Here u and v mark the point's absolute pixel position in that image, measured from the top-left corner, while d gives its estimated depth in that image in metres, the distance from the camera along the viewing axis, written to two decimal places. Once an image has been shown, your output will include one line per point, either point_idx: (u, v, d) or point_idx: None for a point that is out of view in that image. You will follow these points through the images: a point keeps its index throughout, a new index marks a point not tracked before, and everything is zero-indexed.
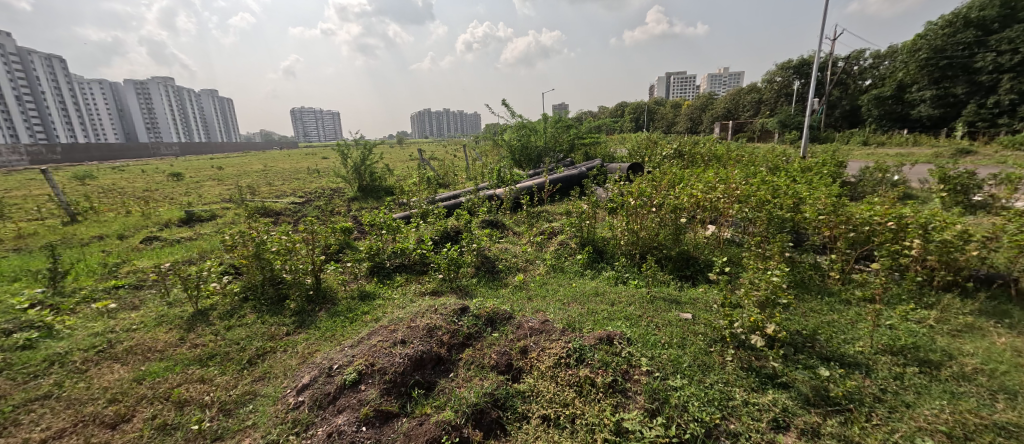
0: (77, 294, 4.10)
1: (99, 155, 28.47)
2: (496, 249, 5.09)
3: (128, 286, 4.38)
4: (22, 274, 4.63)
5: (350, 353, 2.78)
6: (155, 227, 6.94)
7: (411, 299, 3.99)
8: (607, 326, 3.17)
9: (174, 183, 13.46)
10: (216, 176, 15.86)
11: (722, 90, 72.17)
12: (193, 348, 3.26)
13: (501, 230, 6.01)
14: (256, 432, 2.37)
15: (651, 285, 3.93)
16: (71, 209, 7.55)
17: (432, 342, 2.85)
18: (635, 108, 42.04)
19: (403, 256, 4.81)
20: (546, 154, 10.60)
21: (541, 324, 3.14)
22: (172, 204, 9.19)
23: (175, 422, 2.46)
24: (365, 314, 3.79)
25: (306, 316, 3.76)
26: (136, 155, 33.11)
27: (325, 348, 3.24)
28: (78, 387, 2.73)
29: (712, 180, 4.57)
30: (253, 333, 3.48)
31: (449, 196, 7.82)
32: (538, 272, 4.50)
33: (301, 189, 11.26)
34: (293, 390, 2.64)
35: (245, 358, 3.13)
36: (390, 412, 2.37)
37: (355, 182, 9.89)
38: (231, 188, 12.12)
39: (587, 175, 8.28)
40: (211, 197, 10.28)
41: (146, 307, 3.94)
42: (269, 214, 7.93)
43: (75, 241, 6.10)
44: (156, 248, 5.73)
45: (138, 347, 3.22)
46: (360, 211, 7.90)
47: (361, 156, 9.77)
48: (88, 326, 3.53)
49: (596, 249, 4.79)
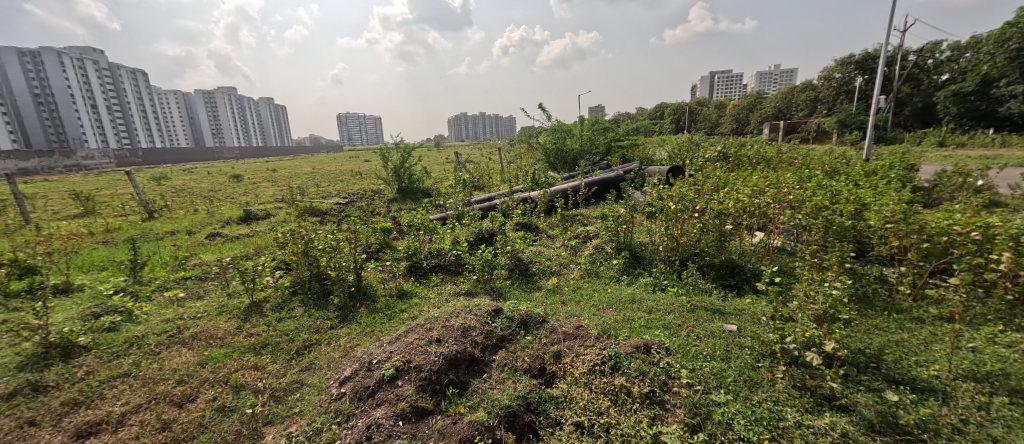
0: (153, 283, 4.55)
1: (173, 158, 31.40)
2: (530, 252, 5.07)
3: (195, 278, 4.79)
4: (109, 264, 5.20)
5: (388, 349, 2.87)
6: (217, 224, 7.55)
7: (446, 299, 4.06)
8: (644, 334, 3.07)
9: (234, 184, 14.62)
10: (270, 177, 17.06)
11: (772, 89, 68.12)
12: (249, 337, 3.50)
13: (535, 233, 6.00)
14: (303, 419, 2.50)
15: (692, 293, 3.76)
16: (149, 207, 8.42)
17: (466, 342, 2.88)
18: (675, 109, 40.57)
19: (439, 256, 4.91)
20: (582, 157, 10.46)
21: (575, 329, 3.09)
22: (232, 203, 9.99)
23: (232, 404, 2.65)
24: (403, 312, 3.90)
25: (348, 312, 3.94)
26: (204, 158, 36.23)
27: (365, 343, 3.37)
28: (151, 368, 3.02)
29: (761, 184, 4.28)
30: (300, 326, 3.69)
31: (483, 198, 7.91)
32: (572, 276, 4.44)
33: (345, 190, 11.86)
34: (335, 382, 2.76)
35: (293, 348, 3.32)
36: (425, 409, 2.42)
37: (395, 184, 10.25)
38: (283, 189, 12.94)
39: (623, 178, 8.09)
40: (265, 198, 11.05)
41: (209, 297, 4.29)
42: (316, 214, 8.40)
43: (150, 235, 6.76)
44: (218, 243, 6.23)
45: (202, 334, 3.51)
46: (399, 213, 8.18)
47: (400, 159, 10.12)
48: (162, 312, 3.90)
49: (633, 254, 4.65)
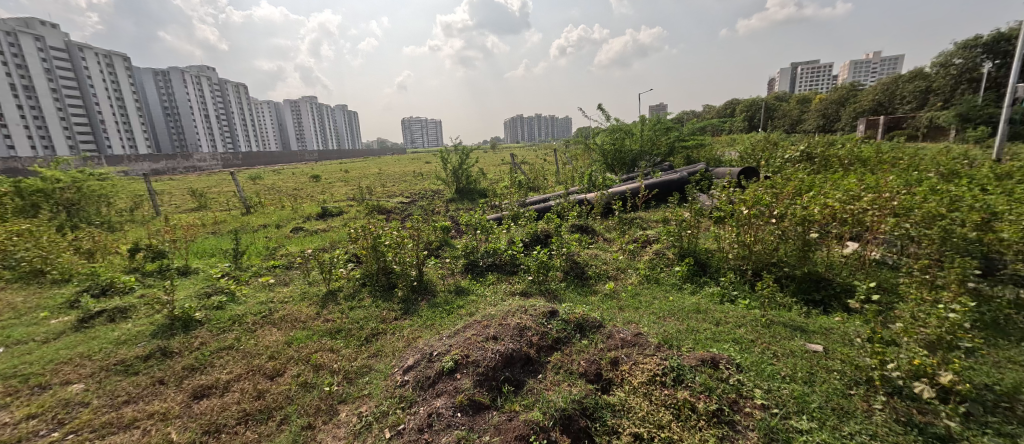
0: (250, 269, 5.20)
1: (266, 160, 35.57)
2: (585, 254, 4.97)
3: (282, 266, 5.38)
4: (216, 251, 6.04)
5: (448, 343, 2.99)
6: (300, 219, 8.41)
7: (501, 298, 4.13)
8: (711, 347, 2.87)
9: (314, 183, 16.18)
10: (343, 177, 18.63)
11: (870, 79, 59.93)
12: (326, 322, 3.86)
13: (591, 236, 5.87)
14: (372, 401, 2.70)
15: (767, 307, 3.44)
16: (247, 203, 9.63)
17: (522, 341, 2.91)
18: (749, 105, 37.33)
19: (494, 256, 5.00)
20: (642, 158, 10.03)
21: (634, 336, 2.99)
22: (312, 201, 11.06)
23: (313, 381, 2.94)
24: (460, 308, 4.05)
25: (410, 305, 4.17)
26: (290, 160, 40.52)
27: (426, 336, 3.55)
28: (249, 343, 3.44)
29: (855, 188, 3.80)
30: (369, 315, 3.98)
31: (539, 199, 7.93)
32: (629, 281, 4.28)
33: (408, 190, 12.58)
34: (399, 370, 2.94)
35: (363, 336, 3.59)
36: (482, 403, 2.48)
37: (453, 185, 10.64)
38: (353, 188, 14.03)
39: (688, 180, 7.63)
40: (340, 196, 12.09)
41: (293, 283, 4.80)
42: (382, 212, 9.02)
43: (245, 228, 7.72)
44: (301, 236, 6.95)
45: (288, 317, 3.93)
46: (456, 212, 8.50)
47: (459, 161, 10.50)
48: (257, 295, 4.44)
49: (698, 261, 4.37)
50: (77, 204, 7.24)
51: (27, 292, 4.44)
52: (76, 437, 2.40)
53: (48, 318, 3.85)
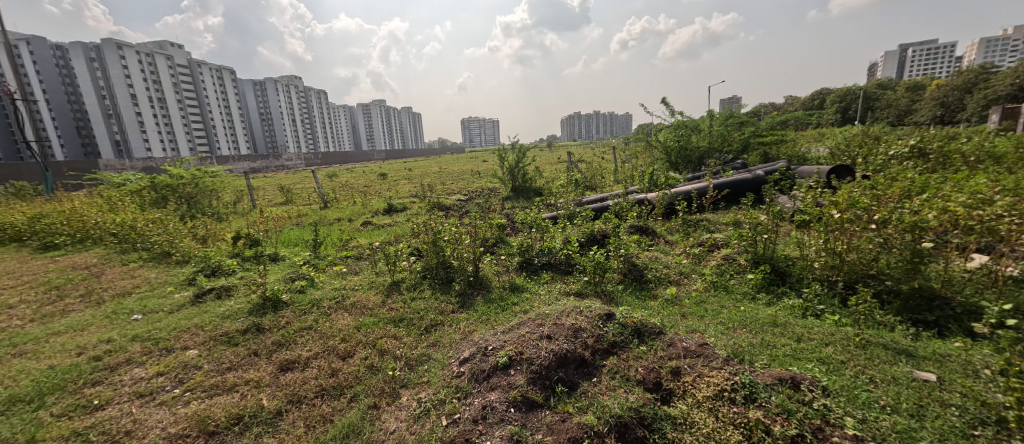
0: (326, 259, 5.70)
1: (340, 159, 38.78)
2: (645, 256, 4.75)
3: (353, 257, 5.83)
4: (299, 241, 6.72)
5: (503, 338, 3.03)
6: (369, 214, 9.04)
7: (556, 297, 4.09)
8: (789, 366, 2.60)
9: (381, 181, 17.30)
10: (408, 176, 19.68)
11: (1008, 60, 49.91)
12: (390, 310, 4.11)
13: (651, 237, 5.58)
14: (430, 388, 2.82)
15: (861, 325, 3.02)
16: (325, 199, 10.58)
17: (576, 342, 2.86)
18: (842, 95, 33.03)
19: (550, 255, 4.95)
20: (711, 155, 9.32)
21: (698, 346, 2.80)
22: (379, 197, 11.84)
23: (378, 365, 3.15)
24: (515, 305, 4.08)
25: (467, 299, 4.29)
26: (362, 160, 43.73)
27: (481, 330, 3.62)
28: (325, 325, 3.78)
29: (985, 190, 3.18)
30: (429, 306, 4.17)
31: (596, 198, 7.72)
32: (693, 287, 4.01)
33: (467, 188, 12.96)
34: (456, 361, 3.04)
35: (423, 325, 3.76)
36: (535, 401, 2.48)
37: (510, 183, 10.76)
38: (416, 186, 14.77)
39: (765, 180, 6.95)
40: (404, 193, 12.80)
41: (362, 273, 5.18)
42: (442, 209, 9.39)
43: (322, 221, 8.47)
44: (370, 230, 7.47)
45: (357, 304, 4.24)
46: (512, 210, 8.58)
47: (516, 159, 10.58)
48: (332, 282, 4.86)
49: (775, 269, 3.97)
50: (194, 196, 8.48)
51: (157, 270, 5.30)
52: (191, 394, 2.81)
53: (173, 292, 4.55)
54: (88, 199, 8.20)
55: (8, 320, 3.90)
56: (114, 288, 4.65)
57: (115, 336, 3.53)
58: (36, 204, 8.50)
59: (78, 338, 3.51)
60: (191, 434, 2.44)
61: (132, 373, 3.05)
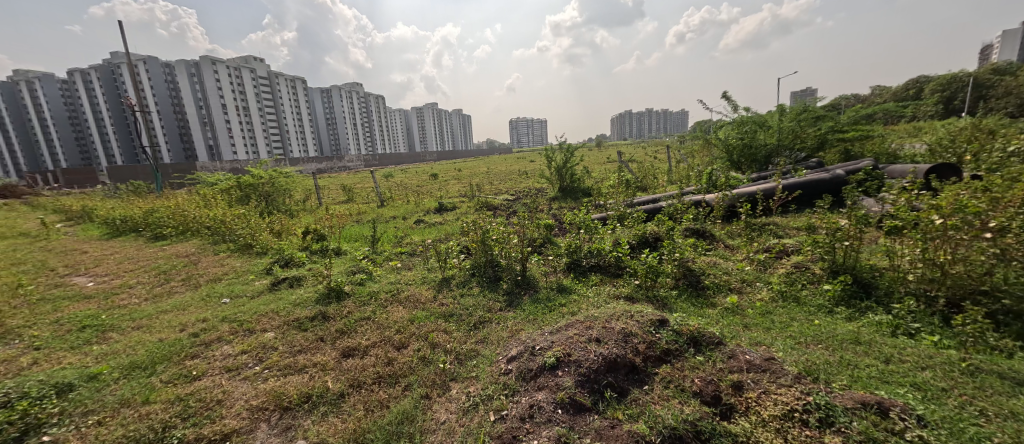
0: (382, 254, 6.03)
1: (395, 161, 40.87)
2: (702, 260, 4.48)
3: (406, 252, 6.10)
4: (359, 237, 7.17)
5: (550, 339, 3.01)
6: (421, 213, 9.42)
7: (605, 300, 3.98)
8: (875, 389, 2.32)
9: (433, 181, 17.94)
10: (458, 176, 20.23)
11: None
12: (441, 305, 4.26)
13: (709, 241, 5.25)
14: (479, 383, 2.88)
15: (968, 349, 2.62)
16: (381, 198, 11.20)
17: (627, 347, 2.77)
18: (944, 84, 28.81)
19: (598, 257, 4.84)
20: (779, 154, 8.57)
21: (764, 360, 2.60)
22: (431, 196, 12.30)
23: (430, 357, 3.27)
24: (563, 306, 4.04)
25: (514, 298, 4.32)
26: (415, 161, 45.72)
27: (528, 329, 3.63)
28: (382, 316, 4.00)
29: None
30: (477, 303, 4.25)
31: (648, 199, 7.42)
32: (758, 297, 3.72)
33: (514, 188, 13.06)
34: (504, 358, 3.07)
35: (471, 322, 3.85)
36: (583, 404, 2.44)
37: (558, 183, 10.67)
38: (465, 186, 15.15)
39: (845, 181, 6.26)
40: (454, 193, 13.18)
41: (415, 269, 5.41)
42: (491, 208, 9.54)
43: (379, 218, 8.97)
44: (422, 228, 7.79)
45: (411, 297, 4.45)
46: (560, 211, 8.51)
47: (564, 159, 10.47)
48: (388, 276, 5.13)
49: (857, 280, 3.57)
50: (271, 195, 9.39)
51: (241, 260, 5.94)
52: (269, 372, 3.11)
53: (254, 280, 5.08)
54: (188, 196, 9.40)
55: (129, 298, 4.58)
56: (208, 275, 5.28)
57: (209, 316, 4.01)
58: (149, 200, 9.90)
59: (180, 317, 4.04)
60: (268, 407, 2.70)
61: (222, 349, 3.44)
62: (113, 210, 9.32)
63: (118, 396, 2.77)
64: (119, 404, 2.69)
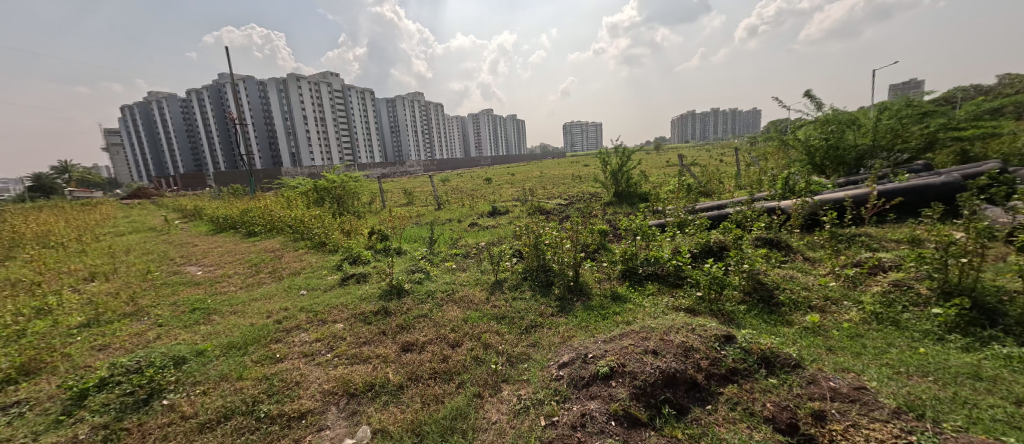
0: (439, 255, 6.28)
1: (451, 166, 42.64)
2: (776, 273, 4.09)
3: (461, 254, 6.30)
4: (418, 238, 7.55)
5: (604, 347, 2.94)
6: (476, 216, 9.69)
7: (663, 311, 3.79)
8: (1000, 435, 1.97)
9: (487, 185, 18.37)
10: (511, 180, 20.51)
11: None
12: (494, 307, 4.33)
13: (784, 252, 4.79)
14: (530, 387, 2.89)
15: None
16: (439, 201, 11.69)
17: (688, 362, 2.62)
18: None
19: (656, 265, 4.62)
20: (872, 156, 7.60)
21: (852, 389, 2.32)
22: (486, 200, 12.60)
23: (483, 357, 3.34)
24: (616, 315, 3.92)
25: (566, 304, 4.27)
26: (470, 165, 47.19)
27: (580, 336, 3.57)
28: (438, 315, 4.16)
29: None
30: (529, 307, 4.27)
31: (712, 206, 6.96)
32: (844, 317, 3.32)
33: (567, 192, 12.94)
34: (555, 364, 3.05)
35: (523, 325, 3.87)
36: (639, 419, 2.35)
37: (612, 188, 10.39)
38: (519, 190, 15.30)
39: (962, 187, 5.39)
40: (508, 197, 13.36)
41: (469, 270, 5.57)
42: (543, 212, 9.55)
43: (437, 221, 9.36)
44: (476, 231, 7.99)
45: (465, 298, 4.59)
46: (614, 216, 8.28)
47: (620, 163, 10.16)
48: (444, 276, 5.33)
49: (977, 305, 3.05)
50: (342, 197, 10.22)
51: (316, 256, 6.53)
52: (339, 360, 3.38)
53: (326, 274, 5.57)
54: (274, 198, 10.56)
55: (228, 286, 5.24)
56: (289, 268, 5.87)
57: (290, 306, 4.47)
58: (244, 201, 11.27)
59: (267, 305, 4.54)
60: (338, 392, 2.94)
61: (300, 336, 3.80)
62: (216, 209, 10.74)
63: (218, 370, 3.18)
64: (219, 378, 3.08)
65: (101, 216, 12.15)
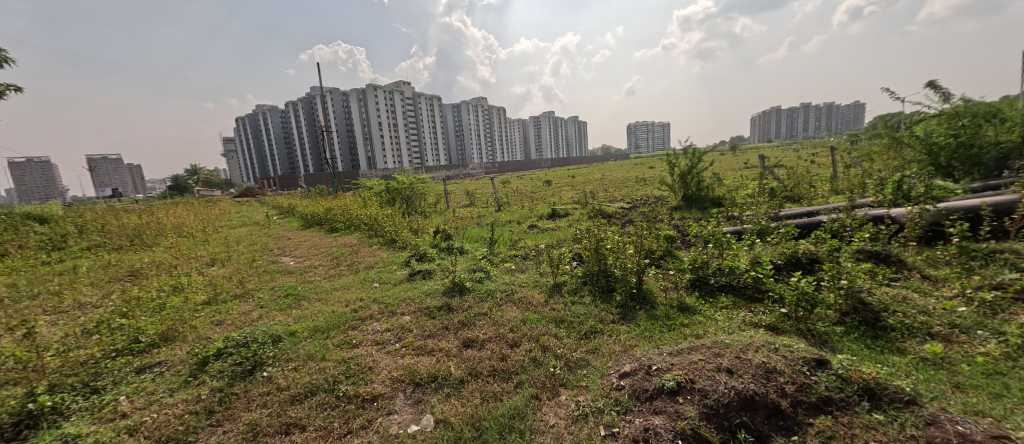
0: (499, 255, 6.40)
1: (511, 168, 43.44)
2: (882, 292, 3.55)
3: (520, 256, 6.36)
4: (479, 238, 7.77)
5: (670, 360, 2.77)
6: (535, 218, 9.73)
7: (739, 326, 3.47)
8: None
9: (547, 187, 18.36)
10: (572, 182, 20.27)
11: None
12: (553, 310, 4.30)
13: (893, 268, 4.14)
14: (589, 394, 2.82)
15: None
16: (499, 203, 11.92)
17: (769, 385, 2.38)
18: None
19: (731, 275, 4.26)
20: (1018, 156, 6.28)
21: (988, 438, 1.93)
22: (546, 202, 12.60)
23: (541, 359, 3.33)
24: (684, 327, 3.68)
25: (628, 312, 4.10)
26: (530, 167, 47.61)
27: (644, 347, 3.41)
28: (498, 314, 4.24)
29: None
30: (588, 312, 4.16)
31: (800, 212, 6.25)
32: (977, 349, 2.78)
33: (630, 196, 12.46)
34: (616, 373, 2.94)
35: (582, 330, 3.79)
36: (710, 441, 2.19)
37: (680, 191, 9.80)
38: (579, 193, 15.05)
39: None
40: (568, 199, 13.23)
41: (528, 272, 5.59)
42: (604, 216, 9.30)
43: (497, 222, 9.54)
44: (536, 233, 8.01)
45: (524, 299, 4.62)
46: (682, 222, 7.80)
47: (689, 165, 9.55)
48: (503, 277, 5.42)
49: None
50: (410, 198, 10.87)
51: (387, 252, 7.01)
52: (406, 350, 3.60)
53: (396, 269, 5.96)
54: (352, 198, 11.56)
55: (314, 276, 5.85)
56: (364, 262, 6.39)
57: (365, 296, 4.85)
58: (327, 200, 12.50)
59: (345, 294, 4.98)
60: (405, 380, 3.12)
61: (373, 325, 4.11)
62: (305, 207, 12.04)
63: (306, 350, 3.54)
64: (307, 357, 3.43)
65: (217, 211, 14.26)
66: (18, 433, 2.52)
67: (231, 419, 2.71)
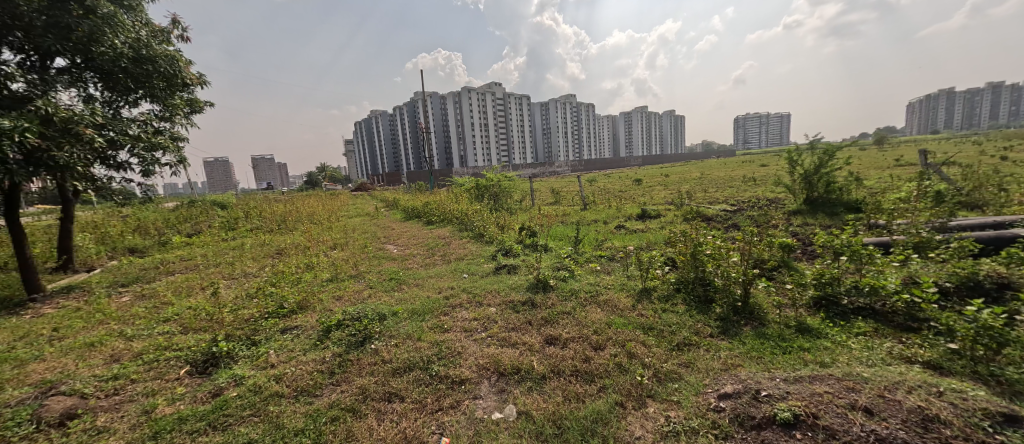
0: (584, 254, 6.25)
1: (599, 166, 42.35)
2: None
3: (606, 256, 6.13)
4: (564, 236, 7.70)
5: (785, 387, 2.41)
6: (623, 218, 9.31)
7: (880, 359, 2.86)
8: None
9: (637, 186, 17.42)
10: (666, 181, 18.91)
11: None
12: (642, 316, 4.04)
13: None
14: (680, 410, 2.59)
15: None
16: (586, 201, 11.67)
17: (926, 436, 1.90)
18: None
19: (871, 296, 3.52)
20: None
21: None
22: (635, 202, 11.95)
23: (627, 365, 3.16)
24: (804, 350, 3.16)
25: (730, 326, 3.66)
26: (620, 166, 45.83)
27: (750, 368, 3.01)
28: (582, 315, 4.13)
29: None
30: (682, 322, 3.82)
31: (976, 224, 4.90)
32: None
33: (735, 197, 11.15)
34: (714, 393, 2.65)
35: (675, 341, 3.49)
36: None
37: (800, 193, 8.45)
38: (673, 193, 13.96)
39: None
40: (660, 199, 12.37)
41: (615, 274, 5.36)
42: (703, 218, 8.48)
43: (583, 221, 9.35)
44: (623, 233, 7.66)
45: (610, 302, 4.43)
46: (801, 228, 6.73)
47: (815, 163, 8.18)
48: (588, 277, 5.27)
49: None
50: (498, 195, 11.24)
51: (476, 245, 7.37)
52: (491, 340, 3.73)
53: (484, 262, 6.21)
54: (446, 193, 12.40)
55: (413, 263, 6.41)
56: (455, 254, 6.81)
57: (455, 286, 5.16)
58: (425, 195, 13.62)
59: (438, 282, 5.36)
60: (490, 368, 3.24)
61: (461, 313, 4.35)
62: (407, 201, 13.30)
63: (405, 330, 3.90)
64: (405, 336, 3.77)
65: (338, 202, 16.60)
66: (206, 368, 3.29)
67: (347, 381, 3.12)
